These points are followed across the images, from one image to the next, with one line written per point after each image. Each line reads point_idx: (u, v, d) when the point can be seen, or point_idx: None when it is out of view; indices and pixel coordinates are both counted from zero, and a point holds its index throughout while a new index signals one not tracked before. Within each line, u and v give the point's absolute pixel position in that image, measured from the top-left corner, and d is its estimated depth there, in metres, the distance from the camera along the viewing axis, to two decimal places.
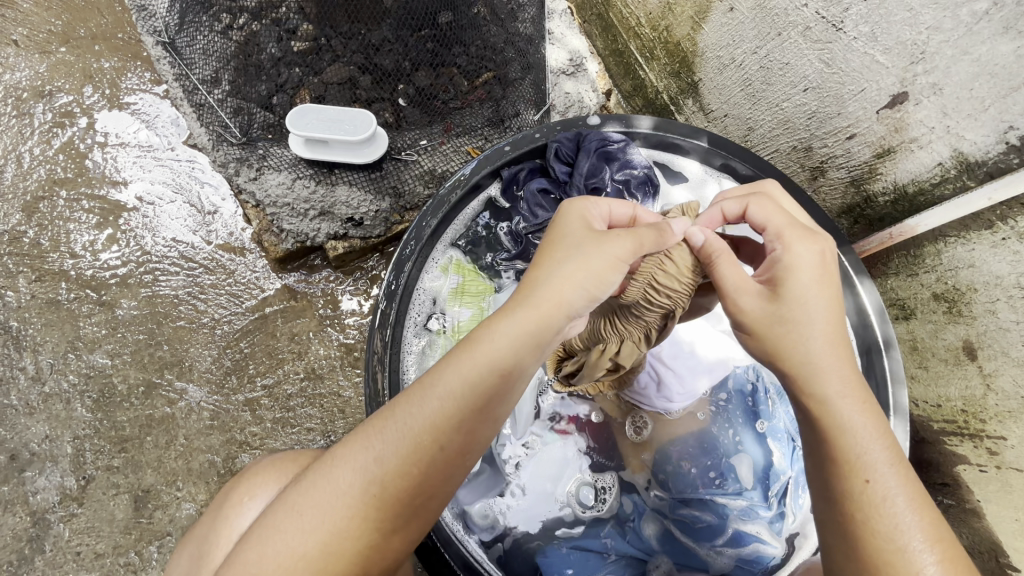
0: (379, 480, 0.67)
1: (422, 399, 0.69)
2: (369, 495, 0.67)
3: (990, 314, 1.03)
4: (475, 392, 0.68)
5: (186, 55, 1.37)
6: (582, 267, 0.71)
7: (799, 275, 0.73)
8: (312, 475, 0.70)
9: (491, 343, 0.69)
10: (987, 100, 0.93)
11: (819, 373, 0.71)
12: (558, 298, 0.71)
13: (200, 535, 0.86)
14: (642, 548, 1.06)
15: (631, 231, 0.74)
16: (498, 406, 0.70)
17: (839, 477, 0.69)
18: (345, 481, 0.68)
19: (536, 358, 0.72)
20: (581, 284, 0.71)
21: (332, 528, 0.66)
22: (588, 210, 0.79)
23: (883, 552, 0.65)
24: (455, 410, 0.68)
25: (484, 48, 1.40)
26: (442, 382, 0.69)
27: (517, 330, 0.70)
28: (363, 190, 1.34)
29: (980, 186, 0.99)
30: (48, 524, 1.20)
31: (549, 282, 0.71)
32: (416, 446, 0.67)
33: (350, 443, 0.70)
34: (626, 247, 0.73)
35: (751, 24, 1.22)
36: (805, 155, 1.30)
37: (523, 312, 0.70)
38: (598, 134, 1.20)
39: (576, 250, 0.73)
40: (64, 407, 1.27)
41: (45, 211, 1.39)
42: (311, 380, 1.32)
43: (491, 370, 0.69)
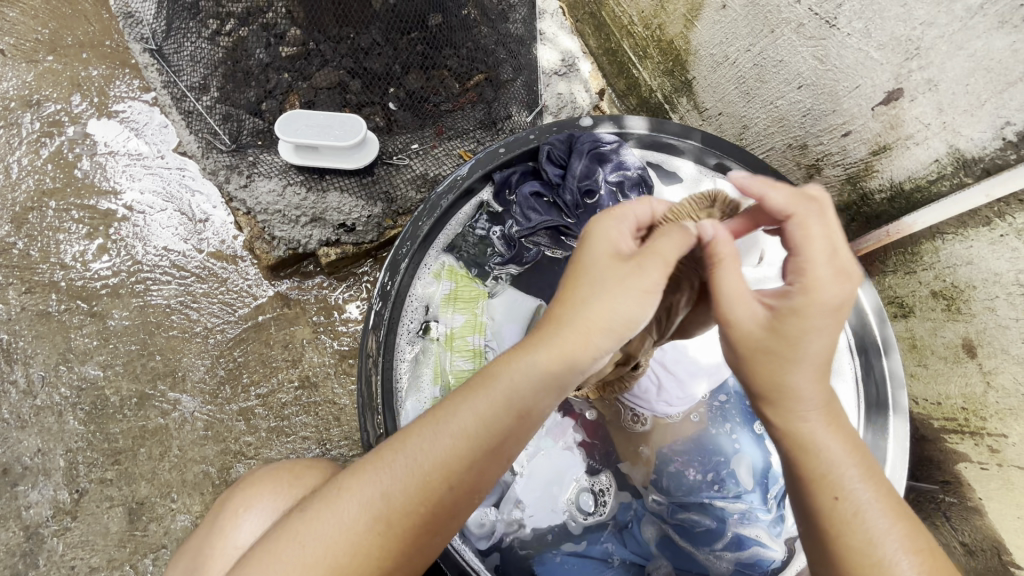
0: (384, 517, 0.66)
1: (434, 435, 0.68)
2: (375, 531, 0.66)
3: (990, 311, 1.02)
4: (490, 433, 0.67)
5: (174, 62, 1.36)
6: (613, 307, 0.67)
7: (811, 318, 0.66)
8: (316, 503, 0.69)
9: (511, 381, 0.67)
10: (983, 95, 0.91)
11: (796, 394, 0.68)
12: (587, 340, 0.67)
13: (195, 545, 0.84)
14: (640, 552, 1.05)
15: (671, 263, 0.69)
16: (512, 445, 0.69)
17: (808, 493, 0.68)
18: (351, 514, 0.66)
19: (554, 398, 0.70)
20: (611, 326, 0.67)
21: (335, 563, 0.64)
22: (616, 232, 0.73)
23: (860, 567, 0.64)
24: (468, 450, 0.67)
25: (475, 50, 1.39)
26: (457, 420, 0.68)
27: (537, 369, 0.67)
28: (355, 196, 1.33)
29: (976, 184, 0.97)
30: (42, 539, 1.19)
31: (577, 320, 0.67)
32: (426, 485, 0.67)
33: (356, 473, 0.69)
34: (660, 283, 0.67)
35: (745, 22, 1.20)
36: (801, 152, 1.28)
37: (546, 350, 0.67)
38: (590, 135, 1.19)
39: (610, 286, 0.67)
40: (56, 420, 1.26)
41: (34, 223, 1.37)
42: (305, 389, 1.31)
43: (507, 410, 0.67)
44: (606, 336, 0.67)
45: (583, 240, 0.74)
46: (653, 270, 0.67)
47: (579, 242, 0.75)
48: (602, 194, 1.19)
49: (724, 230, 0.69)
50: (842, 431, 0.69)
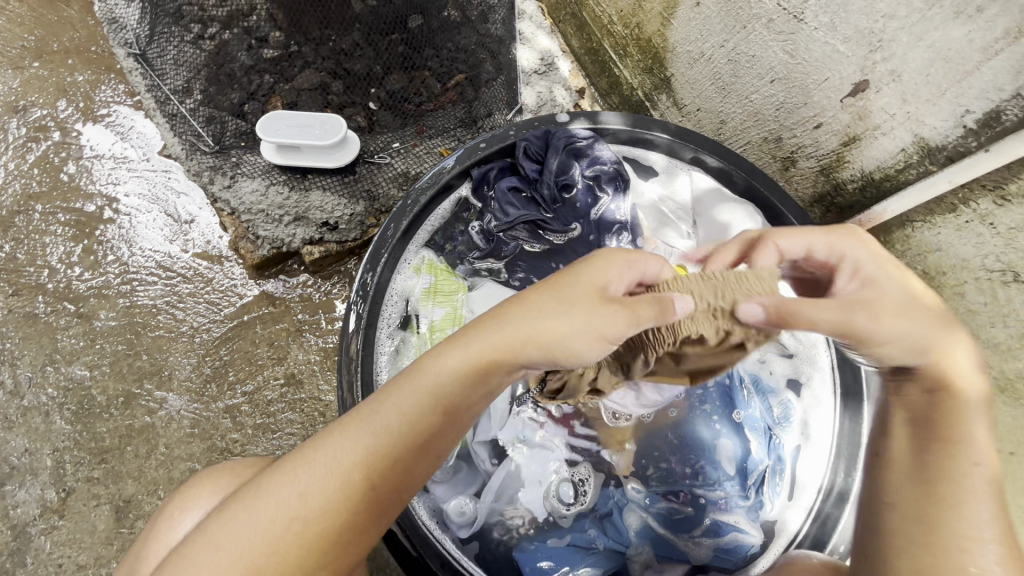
0: (303, 518, 0.67)
1: (356, 431, 0.69)
2: (292, 532, 0.66)
3: (959, 296, 1.04)
4: (413, 431, 0.69)
5: (158, 66, 1.38)
6: (561, 336, 0.69)
7: (883, 277, 0.77)
8: (238, 504, 0.69)
9: (437, 378, 0.70)
10: (944, 84, 0.94)
11: (952, 360, 0.74)
12: (525, 353, 0.70)
13: (139, 548, 0.86)
14: (621, 540, 1.06)
15: (629, 303, 0.69)
16: (438, 443, 0.72)
17: (952, 455, 0.71)
18: (270, 517, 0.67)
19: (481, 401, 0.72)
20: (553, 347, 0.70)
21: (248, 564, 0.65)
22: (615, 270, 0.73)
23: (955, 541, 0.67)
24: (390, 449, 0.69)
25: (455, 50, 1.42)
26: (381, 419, 0.69)
27: (467, 372, 0.70)
28: (337, 195, 1.35)
29: (941, 170, 1.00)
30: (30, 538, 1.20)
31: (525, 338, 0.70)
32: (346, 485, 0.68)
33: (279, 473, 0.70)
34: (619, 325, 0.68)
35: (718, 19, 1.23)
36: (776, 146, 1.31)
37: (480, 353, 0.70)
38: (566, 130, 1.21)
39: (574, 319, 0.69)
40: (43, 420, 1.27)
41: (21, 226, 1.39)
42: (291, 385, 1.32)
43: (432, 406, 0.70)
44: (546, 356, 0.71)
45: (576, 262, 0.76)
46: (618, 312, 0.68)
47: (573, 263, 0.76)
48: (579, 189, 1.22)
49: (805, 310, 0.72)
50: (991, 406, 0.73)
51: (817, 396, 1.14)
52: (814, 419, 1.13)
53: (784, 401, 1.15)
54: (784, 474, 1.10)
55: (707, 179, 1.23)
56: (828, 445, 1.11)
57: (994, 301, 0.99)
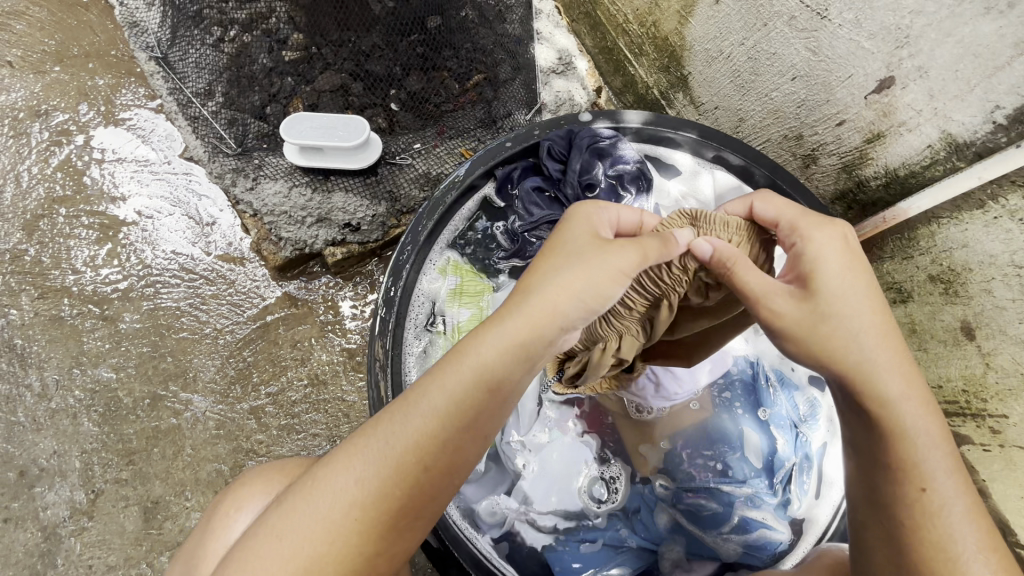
0: (360, 503, 0.67)
1: (405, 415, 0.69)
2: (351, 519, 0.67)
3: (987, 292, 1.04)
4: (461, 410, 0.68)
5: (180, 69, 1.39)
6: (579, 280, 0.70)
7: (824, 264, 0.73)
8: (293, 498, 0.69)
9: (479, 354, 0.69)
10: (973, 80, 0.93)
11: (877, 375, 0.69)
12: (559, 313, 0.70)
13: (190, 548, 0.86)
14: (650, 537, 1.06)
15: (635, 242, 0.73)
16: (487, 422, 0.70)
17: (896, 480, 0.69)
18: (328, 505, 0.67)
19: (527, 373, 0.71)
20: (584, 299, 0.71)
21: (312, 553, 0.65)
22: (598, 220, 0.79)
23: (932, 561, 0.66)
24: (439, 427, 0.68)
25: (474, 50, 1.42)
26: (427, 400, 0.69)
27: (509, 344, 0.69)
28: (359, 196, 1.36)
29: (969, 167, 1.00)
30: (59, 539, 1.21)
31: (553, 299, 0.70)
32: (399, 467, 0.68)
33: (333, 465, 0.70)
34: (629, 258, 0.71)
35: (739, 17, 1.23)
36: (797, 143, 1.31)
37: (515, 323, 0.69)
38: (589, 130, 1.21)
39: (583, 262, 0.72)
40: (71, 422, 1.28)
41: (45, 230, 1.40)
42: (315, 386, 1.33)
43: (478, 382, 0.69)
44: (578, 311, 0.71)
45: (563, 227, 0.79)
46: (623, 245, 0.72)
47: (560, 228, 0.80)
48: (602, 189, 1.22)
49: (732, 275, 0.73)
50: (935, 419, 0.69)
51: None
52: None
53: (809, 398, 1.15)
54: (811, 471, 1.10)
55: (728, 177, 1.23)
56: None
57: (1022, 296, 0.99)
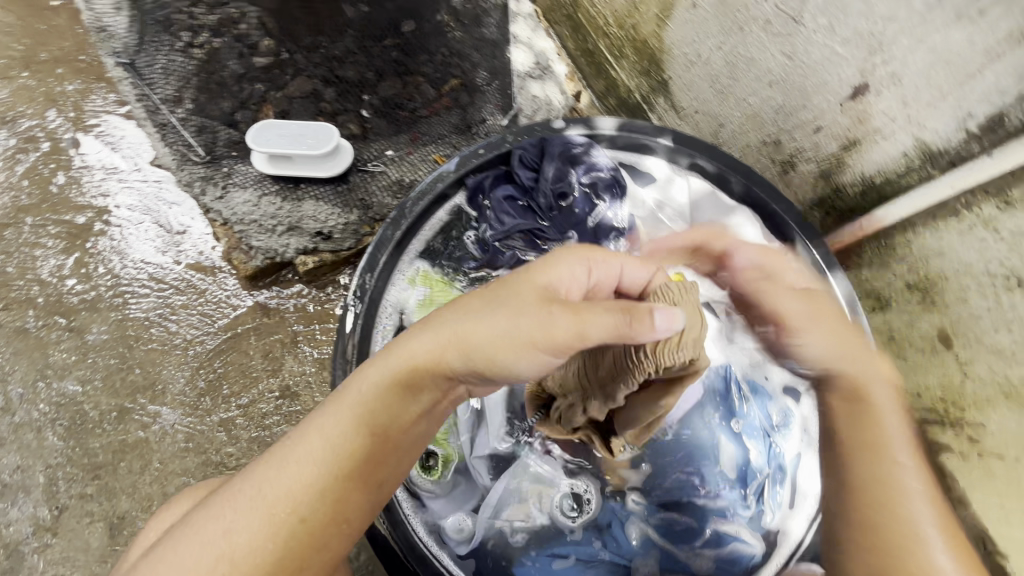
0: (229, 557, 0.66)
1: (283, 467, 0.70)
2: (220, 572, 0.66)
3: (962, 302, 1.02)
4: (341, 458, 0.70)
5: (146, 75, 1.34)
6: (477, 331, 0.72)
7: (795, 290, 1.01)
8: (165, 547, 0.69)
9: (359, 397, 0.72)
10: (945, 87, 0.92)
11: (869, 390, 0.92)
12: (443, 360, 0.73)
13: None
14: (621, 553, 1.04)
15: (566, 309, 0.68)
16: (373, 471, 0.73)
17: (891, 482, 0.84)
18: (194, 557, 0.66)
19: (410, 417, 0.75)
20: (476, 354, 0.72)
21: None
22: (566, 270, 0.74)
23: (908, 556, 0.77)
24: (319, 474, 0.70)
25: (450, 55, 1.41)
26: (306, 447, 0.70)
27: (395, 396, 0.73)
28: (331, 204, 1.34)
29: (942, 176, 0.98)
30: (22, 556, 1.19)
31: (451, 343, 0.73)
32: (273, 515, 0.68)
33: (210, 511, 0.70)
34: (541, 329, 0.69)
35: (715, 21, 1.21)
36: (775, 148, 1.29)
37: (397, 366, 0.73)
38: (561, 137, 1.19)
39: (510, 312, 0.71)
40: (36, 436, 1.25)
41: (10, 239, 1.37)
42: (286, 398, 1.30)
43: (360, 432, 0.72)
44: (470, 365, 0.73)
45: (538, 265, 0.75)
46: (550, 316, 0.69)
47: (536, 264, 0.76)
48: (576, 197, 1.21)
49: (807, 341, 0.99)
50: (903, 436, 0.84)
51: None
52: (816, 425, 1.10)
53: (783, 407, 1.12)
54: (785, 483, 1.08)
55: (703, 183, 1.21)
56: None
57: (998, 305, 0.97)
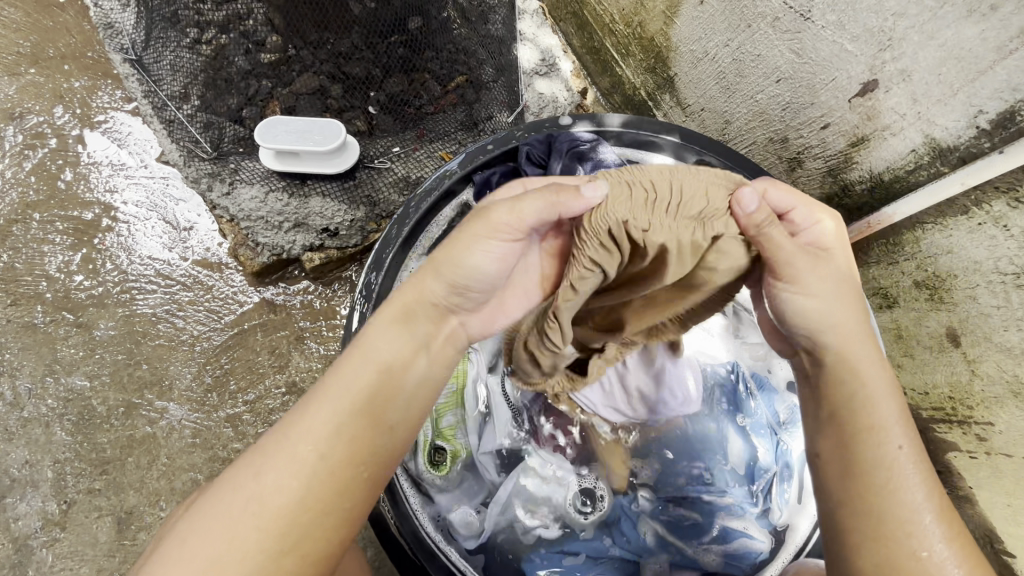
0: (259, 498, 0.63)
1: (302, 413, 0.68)
2: (250, 514, 0.63)
3: (971, 299, 1.02)
4: (356, 394, 0.69)
5: (153, 71, 1.36)
6: (442, 255, 0.74)
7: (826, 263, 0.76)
8: (196, 510, 0.66)
9: (364, 342, 0.72)
10: (956, 84, 0.91)
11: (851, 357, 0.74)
12: (431, 291, 0.75)
13: None
14: (629, 549, 1.05)
15: (510, 202, 0.71)
16: (386, 407, 0.70)
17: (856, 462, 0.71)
18: (227, 506, 0.64)
19: (417, 354, 0.74)
20: (455, 275, 0.73)
21: (210, 556, 0.61)
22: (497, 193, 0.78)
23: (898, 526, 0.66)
24: (337, 410, 0.67)
25: (455, 52, 1.40)
26: (322, 390, 0.70)
27: (394, 331, 0.73)
28: (337, 201, 1.33)
29: (953, 172, 0.98)
30: (31, 550, 1.19)
31: (428, 275, 0.75)
32: (295, 453, 0.65)
33: (233, 472, 0.67)
34: (494, 226, 0.71)
35: (722, 17, 1.21)
36: (782, 146, 1.28)
37: (392, 307, 0.75)
38: (568, 134, 1.20)
39: (462, 228, 0.74)
40: (44, 431, 1.26)
41: (18, 235, 1.38)
42: (292, 394, 1.31)
43: (370, 369, 0.70)
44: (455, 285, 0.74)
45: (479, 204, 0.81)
46: (496, 211, 0.72)
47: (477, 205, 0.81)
48: None
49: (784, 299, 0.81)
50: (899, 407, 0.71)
51: None
52: None
53: (790, 403, 1.12)
54: (792, 479, 1.07)
55: None
56: None
57: (1007, 304, 0.97)
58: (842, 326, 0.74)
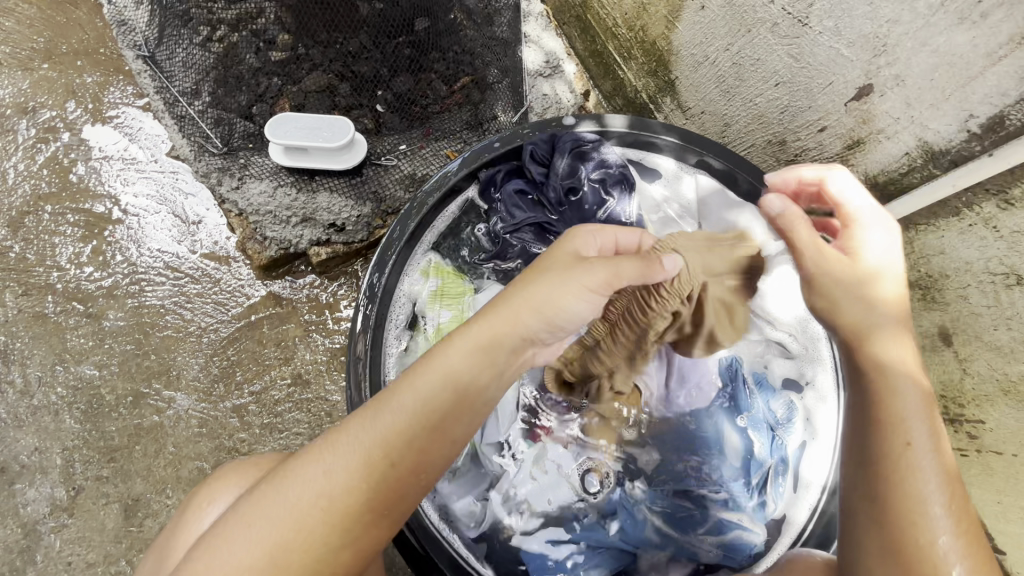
0: (328, 495, 0.67)
1: (375, 416, 0.70)
2: (318, 509, 0.67)
3: (963, 299, 1.05)
4: (429, 410, 0.70)
5: (166, 68, 1.39)
6: (546, 291, 0.74)
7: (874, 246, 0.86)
8: (265, 486, 0.70)
9: (444, 364, 0.71)
10: (948, 89, 0.94)
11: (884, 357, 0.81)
12: (520, 322, 0.74)
13: (159, 549, 0.86)
14: (625, 540, 1.06)
15: (611, 262, 0.78)
16: (454, 425, 0.72)
17: (884, 459, 0.76)
18: (297, 495, 0.68)
19: (493, 380, 0.74)
20: (542, 312, 0.74)
21: (277, 540, 0.66)
22: (584, 239, 0.81)
23: (913, 527, 0.71)
24: (410, 426, 0.69)
25: (461, 53, 1.43)
26: (398, 400, 0.70)
27: (477, 352, 0.72)
28: (344, 196, 1.36)
29: (945, 174, 1.01)
30: (39, 536, 1.21)
31: (517, 306, 0.74)
32: (367, 461, 0.68)
33: (306, 456, 0.70)
34: (595, 275, 0.76)
35: (723, 22, 1.24)
36: (780, 148, 1.32)
37: (478, 332, 0.73)
38: (571, 134, 1.22)
39: (556, 273, 0.75)
40: (53, 419, 1.28)
41: (30, 226, 1.40)
42: (298, 386, 1.33)
43: (446, 386, 0.71)
44: (539, 321, 0.74)
45: (563, 240, 0.82)
46: (597, 265, 0.76)
47: (561, 241, 0.83)
48: (586, 192, 1.22)
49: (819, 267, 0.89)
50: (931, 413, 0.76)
51: (820, 395, 1.14)
52: (818, 418, 1.13)
53: (786, 401, 1.16)
54: (787, 474, 1.11)
55: (711, 180, 1.23)
56: (832, 444, 1.10)
57: (997, 304, 1.00)
58: (871, 309, 0.83)
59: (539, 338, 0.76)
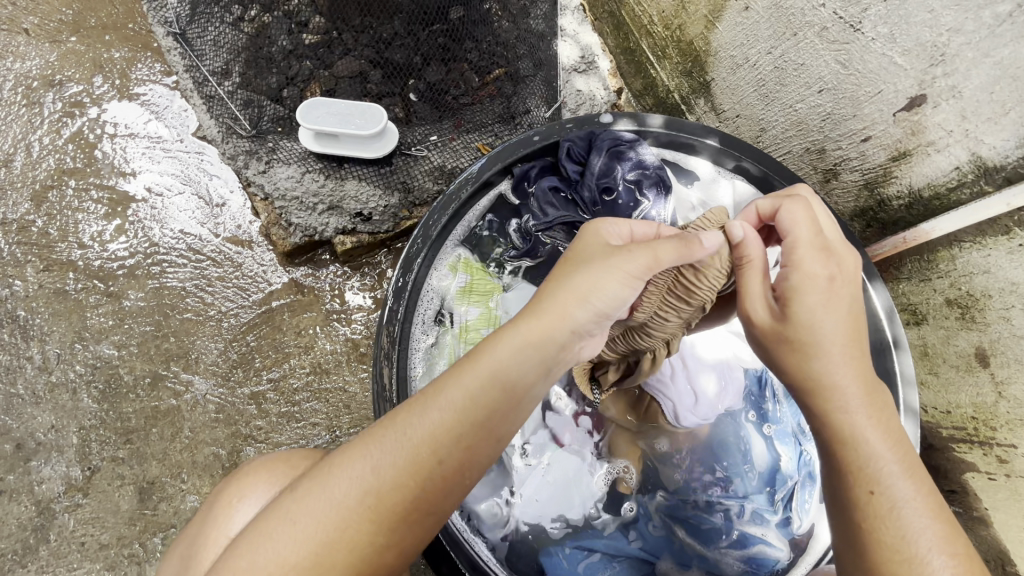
0: (375, 492, 0.65)
1: (423, 412, 0.68)
2: (365, 507, 0.65)
3: (1004, 320, 1.02)
4: (478, 407, 0.67)
5: (197, 46, 1.37)
6: (595, 284, 0.70)
7: (809, 294, 0.71)
8: (306, 483, 0.68)
9: (494, 359, 0.68)
10: (1008, 103, 0.91)
11: (825, 377, 0.71)
12: (569, 316, 0.70)
13: (185, 546, 0.84)
14: (648, 549, 1.05)
15: (647, 243, 0.71)
16: (502, 424, 0.69)
17: (842, 485, 0.70)
18: (342, 491, 0.66)
19: (543, 377, 0.71)
20: (592, 306, 0.70)
21: (323, 538, 0.64)
22: (607, 227, 0.78)
23: (887, 560, 0.65)
24: (456, 423, 0.67)
25: (495, 44, 1.39)
26: (444, 395, 0.68)
27: (527, 348, 0.69)
28: (373, 185, 1.34)
29: (998, 192, 0.98)
30: (53, 514, 1.20)
31: (565, 304, 0.70)
32: (415, 458, 0.66)
33: (348, 451, 0.68)
34: (641, 264, 0.70)
35: (768, 24, 1.19)
36: (819, 156, 1.28)
37: (528, 329, 0.69)
38: (610, 133, 1.18)
39: (595, 266, 0.71)
40: (70, 397, 1.27)
41: (53, 201, 1.38)
42: (317, 375, 1.31)
43: (495, 384, 0.68)
44: (587, 317, 0.70)
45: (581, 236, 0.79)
46: (633, 250, 0.70)
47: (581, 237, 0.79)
48: (620, 192, 1.21)
49: (759, 284, 0.76)
50: (883, 428, 0.70)
51: None
52: None
53: None
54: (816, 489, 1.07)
55: (749, 187, 1.21)
56: None
57: None
58: (818, 342, 0.71)
59: (587, 334, 0.72)
